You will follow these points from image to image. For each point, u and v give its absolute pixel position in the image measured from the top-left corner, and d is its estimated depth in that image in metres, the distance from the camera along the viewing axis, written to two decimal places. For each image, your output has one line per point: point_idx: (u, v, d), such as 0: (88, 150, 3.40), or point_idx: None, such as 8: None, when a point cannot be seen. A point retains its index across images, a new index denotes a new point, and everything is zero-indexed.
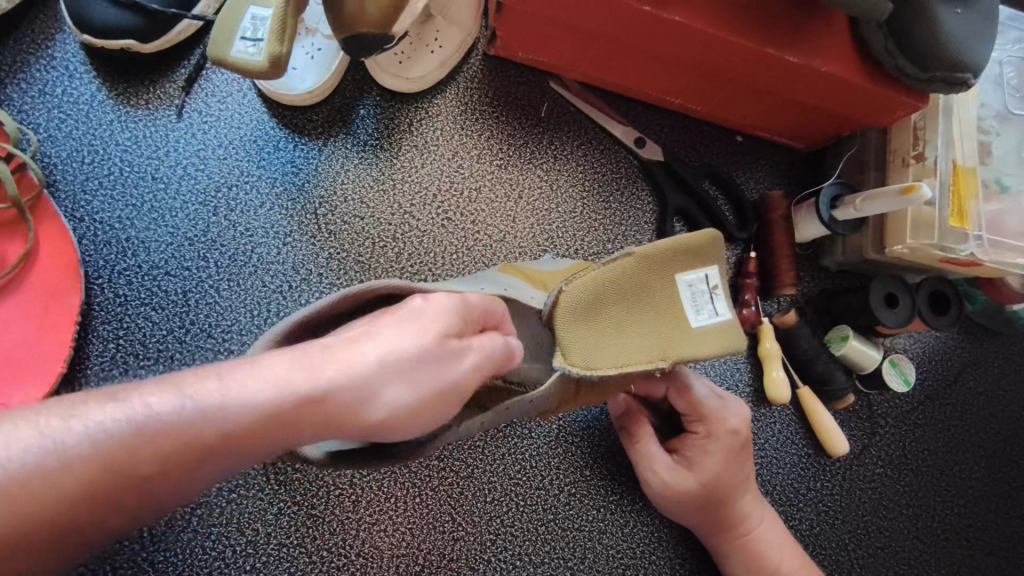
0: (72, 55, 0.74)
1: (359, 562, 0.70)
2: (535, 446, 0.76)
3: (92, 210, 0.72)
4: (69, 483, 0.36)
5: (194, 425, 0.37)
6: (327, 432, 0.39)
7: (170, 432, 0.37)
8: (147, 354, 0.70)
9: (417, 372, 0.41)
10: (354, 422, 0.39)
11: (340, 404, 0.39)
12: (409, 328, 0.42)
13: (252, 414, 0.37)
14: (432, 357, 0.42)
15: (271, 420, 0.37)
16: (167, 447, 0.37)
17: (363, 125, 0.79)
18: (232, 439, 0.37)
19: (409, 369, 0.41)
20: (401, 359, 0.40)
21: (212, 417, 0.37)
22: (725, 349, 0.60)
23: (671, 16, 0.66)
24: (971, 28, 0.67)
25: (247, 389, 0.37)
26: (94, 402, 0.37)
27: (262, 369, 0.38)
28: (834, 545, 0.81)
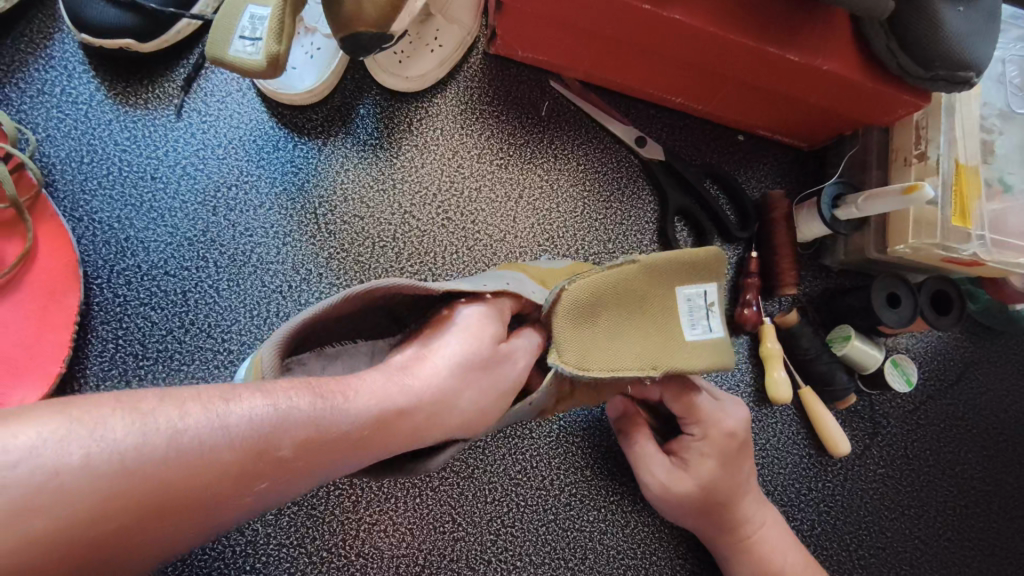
0: (71, 54, 0.74)
1: (360, 562, 0.70)
2: (536, 446, 0.75)
3: (91, 210, 0.72)
4: (225, 460, 0.38)
5: (331, 422, 0.42)
6: (420, 429, 0.47)
7: (312, 427, 0.41)
8: (147, 354, 0.69)
9: (485, 371, 0.52)
10: (442, 419, 0.48)
11: (432, 401, 0.48)
12: (472, 337, 0.53)
13: (373, 410, 0.45)
14: (492, 358, 0.53)
15: (388, 416, 0.45)
16: (304, 441, 0.41)
17: (363, 125, 0.79)
18: (352, 436, 0.43)
19: (478, 368, 0.51)
20: (474, 359, 0.51)
21: (346, 415, 0.43)
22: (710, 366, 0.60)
23: (672, 15, 0.65)
24: (974, 27, 0.66)
25: (371, 393, 0.45)
26: (250, 394, 0.41)
27: (378, 381, 0.46)
28: (836, 546, 0.81)
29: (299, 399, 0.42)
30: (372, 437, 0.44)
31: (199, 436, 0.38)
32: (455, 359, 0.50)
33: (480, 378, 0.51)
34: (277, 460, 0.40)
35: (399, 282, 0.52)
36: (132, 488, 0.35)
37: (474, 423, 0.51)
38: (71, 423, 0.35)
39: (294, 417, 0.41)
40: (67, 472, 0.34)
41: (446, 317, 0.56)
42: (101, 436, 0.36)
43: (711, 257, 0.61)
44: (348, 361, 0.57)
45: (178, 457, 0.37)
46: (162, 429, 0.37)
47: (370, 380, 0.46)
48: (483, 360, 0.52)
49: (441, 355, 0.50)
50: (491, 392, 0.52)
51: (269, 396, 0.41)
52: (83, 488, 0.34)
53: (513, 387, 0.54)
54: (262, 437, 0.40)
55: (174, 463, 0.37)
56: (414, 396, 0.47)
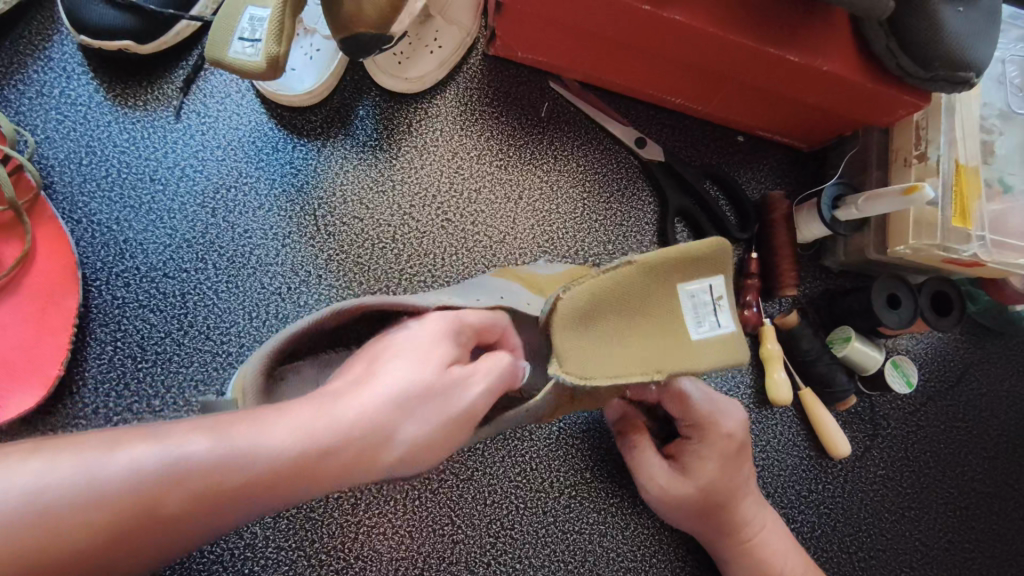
0: (70, 56, 0.74)
1: (358, 565, 0.70)
2: (535, 448, 0.75)
3: (89, 212, 0.72)
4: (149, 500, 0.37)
5: (234, 467, 0.38)
6: (356, 468, 0.42)
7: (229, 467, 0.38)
8: (145, 357, 0.69)
9: (428, 404, 0.45)
10: (382, 454, 0.43)
11: (367, 436, 0.42)
12: (422, 358, 0.47)
13: (292, 451, 0.40)
14: (439, 388, 0.46)
15: (309, 457, 0.40)
16: (208, 486, 0.38)
17: (363, 126, 0.79)
18: (265, 479, 0.39)
19: (420, 400, 0.45)
20: (416, 390, 0.45)
21: (263, 455, 0.39)
22: (719, 364, 0.59)
23: (672, 15, 0.65)
24: (975, 27, 0.66)
25: (288, 428, 0.40)
26: (192, 428, 0.39)
27: (303, 415, 0.41)
28: (836, 548, 0.81)
29: (218, 437, 0.39)
30: (288, 479, 0.40)
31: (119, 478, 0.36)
32: (393, 391, 0.44)
33: (425, 409, 0.45)
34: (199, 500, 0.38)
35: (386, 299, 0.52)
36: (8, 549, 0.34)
37: (421, 458, 0.45)
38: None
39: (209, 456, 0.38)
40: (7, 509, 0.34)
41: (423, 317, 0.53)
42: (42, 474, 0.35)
43: (710, 250, 0.58)
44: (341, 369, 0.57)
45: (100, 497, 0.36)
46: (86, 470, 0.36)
47: (294, 414, 0.41)
48: (428, 390, 0.45)
49: (379, 385, 0.44)
50: (439, 423, 0.45)
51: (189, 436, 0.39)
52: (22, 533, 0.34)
53: (472, 415, 0.47)
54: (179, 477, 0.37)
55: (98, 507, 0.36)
56: (337, 433, 0.41)
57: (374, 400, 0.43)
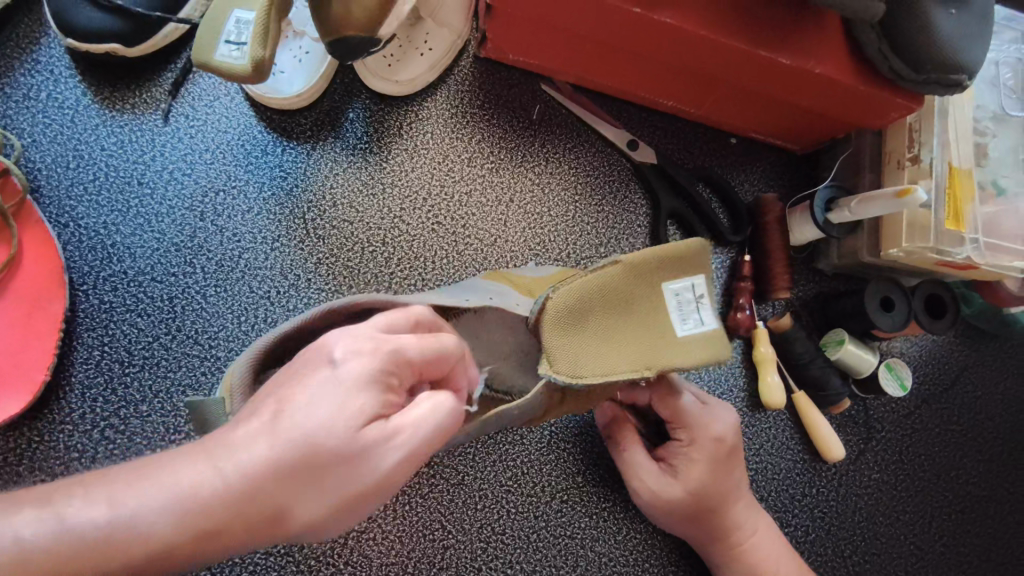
0: (57, 59, 0.74)
1: (348, 571, 0.69)
2: (526, 452, 0.75)
3: (77, 215, 0.71)
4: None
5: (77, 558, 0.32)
6: (245, 541, 0.35)
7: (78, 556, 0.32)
8: (132, 361, 0.69)
9: (324, 476, 0.36)
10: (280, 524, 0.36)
11: (255, 507, 0.35)
12: (330, 409, 0.36)
13: (162, 526, 0.33)
14: (344, 453, 0.36)
15: (183, 534, 0.33)
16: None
17: (353, 129, 0.78)
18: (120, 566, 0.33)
19: (314, 470, 0.36)
20: (314, 457, 0.36)
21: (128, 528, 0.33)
22: (706, 361, 0.59)
23: (663, 18, 0.65)
24: (966, 29, 0.66)
25: (151, 503, 0.33)
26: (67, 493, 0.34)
27: (185, 474, 0.34)
28: (831, 552, 0.80)
29: (78, 508, 0.33)
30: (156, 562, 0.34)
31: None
32: (283, 458, 0.35)
33: (324, 479, 0.36)
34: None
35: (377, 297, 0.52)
36: None
37: (328, 525, 0.38)
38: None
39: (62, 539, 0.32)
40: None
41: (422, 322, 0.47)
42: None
43: (690, 249, 0.60)
44: None
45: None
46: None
47: (174, 474, 0.34)
48: (331, 458, 0.36)
49: (271, 445, 0.35)
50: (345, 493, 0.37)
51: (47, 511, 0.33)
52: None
53: (391, 483, 0.38)
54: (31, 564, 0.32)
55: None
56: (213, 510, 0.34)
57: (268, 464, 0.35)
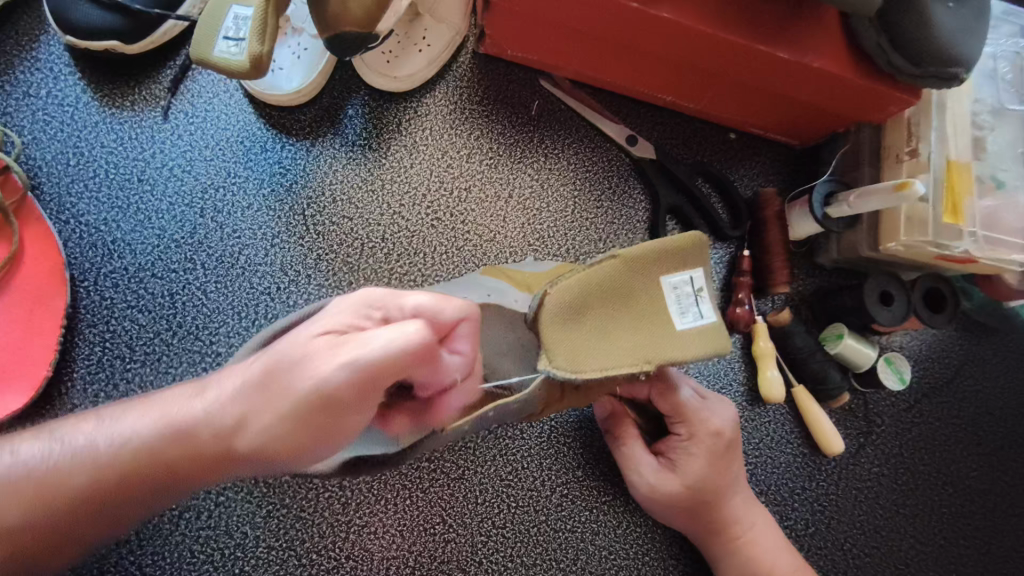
0: (57, 56, 0.74)
1: (349, 564, 0.69)
2: (526, 446, 0.75)
3: (77, 212, 0.71)
4: (111, 464, 0.51)
5: (159, 433, 0.49)
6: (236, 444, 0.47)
7: (153, 437, 0.49)
8: (134, 358, 0.69)
9: (278, 383, 0.44)
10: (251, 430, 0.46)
11: (234, 414, 0.46)
12: (302, 328, 0.45)
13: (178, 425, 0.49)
14: (290, 370, 0.43)
15: (190, 427, 0.48)
16: (145, 449, 0.50)
17: (352, 125, 0.78)
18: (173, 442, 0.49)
19: (273, 378, 0.44)
20: (274, 367, 0.44)
21: (172, 421, 0.49)
22: (705, 354, 0.59)
23: (659, 12, 0.65)
24: (964, 23, 0.66)
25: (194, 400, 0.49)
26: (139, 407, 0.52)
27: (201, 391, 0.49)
28: (830, 545, 0.80)
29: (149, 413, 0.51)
30: (187, 442, 0.48)
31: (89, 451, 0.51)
32: (254, 367, 0.46)
33: (282, 387, 0.44)
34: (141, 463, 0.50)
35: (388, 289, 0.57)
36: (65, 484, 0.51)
37: (294, 437, 0.44)
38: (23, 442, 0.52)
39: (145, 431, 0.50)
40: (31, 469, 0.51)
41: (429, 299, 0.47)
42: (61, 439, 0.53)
43: (688, 243, 0.60)
44: None
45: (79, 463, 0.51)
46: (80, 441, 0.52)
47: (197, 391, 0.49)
48: (282, 374, 0.44)
49: (252, 363, 0.47)
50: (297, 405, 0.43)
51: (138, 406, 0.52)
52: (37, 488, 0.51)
53: (339, 394, 0.42)
54: (131, 447, 0.50)
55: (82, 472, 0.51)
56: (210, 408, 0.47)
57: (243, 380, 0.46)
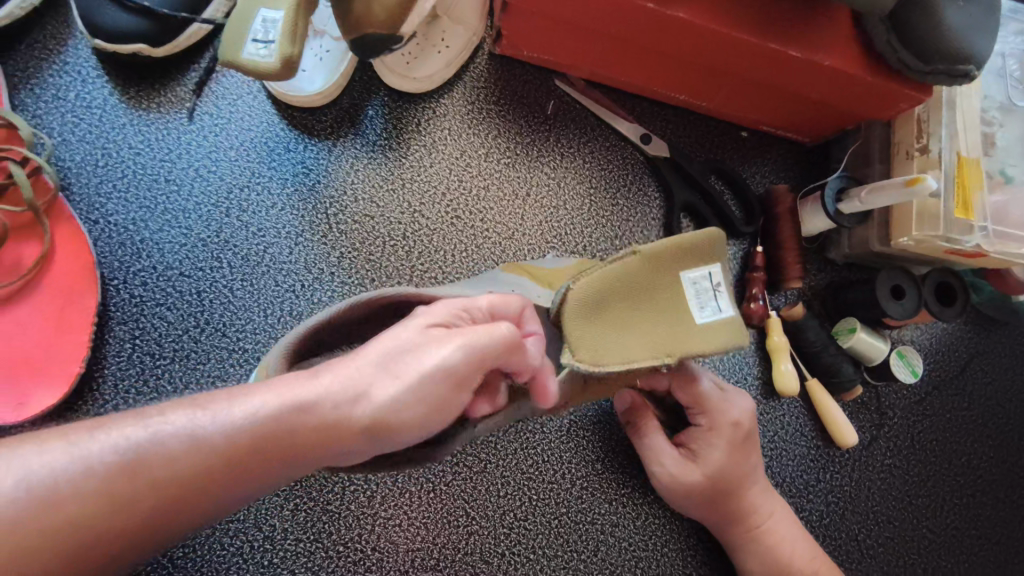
0: (84, 59, 0.75)
1: (375, 556, 0.71)
2: (547, 439, 0.76)
3: (107, 212, 0.73)
4: (160, 477, 0.40)
5: (227, 428, 0.41)
6: (312, 441, 0.42)
7: (193, 446, 0.40)
8: (163, 354, 0.70)
9: (397, 365, 0.43)
10: (338, 428, 0.42)
11: (336, 403, 0.42)
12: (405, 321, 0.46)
13: (248, 431, 0.41)
14: (415, 351, 0.44)
15: (272, 430, 0.41)
16: (225, 453, 0.41)
17: (372, 125, 0.80)
18: (256, 438, 0.41)
19: (395, 361, 0.44)
20: (400, 347, 0.44)
21: (222, 429, 0.41)
22: (721, 346, 0.59)
23: (676, 13, 0.66)
24: (974, 22, 0.67)
25: (281, 387, 0.42)
26: (168, 407, 0.42)
27: (263, 391, 0.42)
28: (845, 536, 0.82)
29: (176, 418, 0.41)
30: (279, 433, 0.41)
31: (70, 480, 0.38)
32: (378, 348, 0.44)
33: (400, 369, 0.43)
34: (173, 485, 0.40)
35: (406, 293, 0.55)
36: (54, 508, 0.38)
37: (402, 425, 0.43)
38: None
39: (181, 439, 0.40)
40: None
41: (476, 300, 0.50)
42: (19, 467, 0.38)
43: (708, 238, 0.61)
44: None
45: (58, 504, 0.38)
46: (73, 456, 0.39)
47: (256, 393, 0.42)
48: (406, 352, 0.44)
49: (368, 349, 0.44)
50: (415, 390, 0.43)
51: (146, 420, 0.41)
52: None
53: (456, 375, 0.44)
54: (173, 461, 0.40)
55: (34, 517, 0.37)
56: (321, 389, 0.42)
57: (339, 365, 0.44)
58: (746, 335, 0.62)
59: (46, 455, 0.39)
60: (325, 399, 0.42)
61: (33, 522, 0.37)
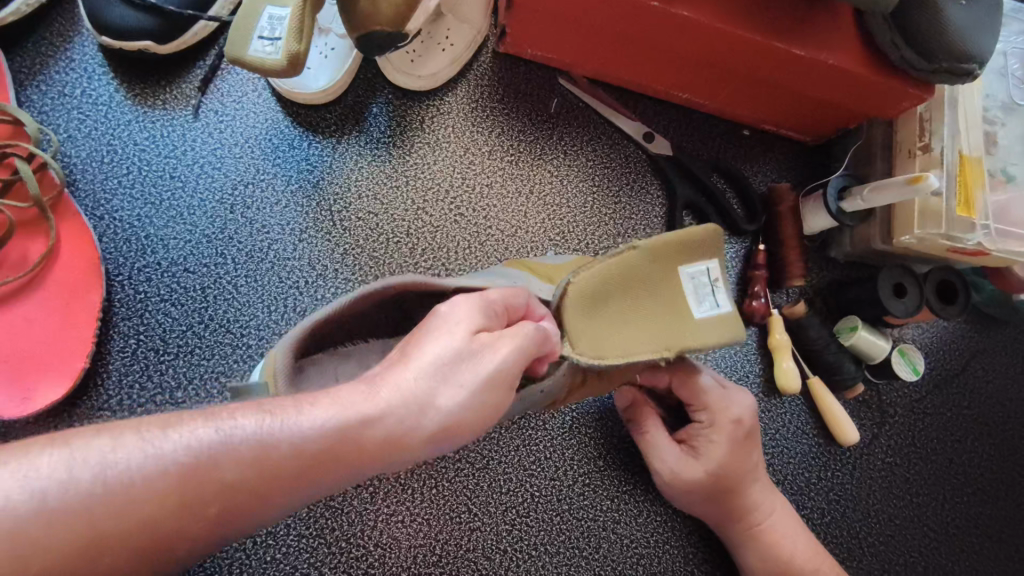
0: (90, 57, 0.76)
1: (377, 552, 0.71)
2: (549, 436, 0.77)
3: (112, 208, 0.73)
4: (224, 483, 0.37)
5: (285, 437, 0.38)
6: (376, 452, 0.40)
7: (261, 453, 0.38)
8: (167, 350, 0.71)
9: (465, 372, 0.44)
10: (407, 438, 0.41)
11: (402, 414, 0.41)
12: (443, 330, 0.44)
13: (314, 441, 0.39)
14: (471, 360, 0.44)
15: (341, 440, 0.39)
16: (286, 463, 0.38)
17: (376, 123, 0.80)
18: (326, 448, 0.39)
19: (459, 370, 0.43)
20: (459, 356, 0.44)
21: (288, 439, 0.38)
22: (720, 340, 0.61)
23: (681, 12, 0.67)
24: (977, 20, 0.68)
25: (343, 400, 0.40)
26: (238, 409, 0.39)
27: (320, 407, 0.40)
28: (845, 533, 0.82)
29: (246, 421, 0.39)
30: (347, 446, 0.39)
31: (143, 476, 0.36)
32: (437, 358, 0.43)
33: (466, 379, 0.43)
34: (236, 491, 0.37)
35: (410, 280, 0.54)
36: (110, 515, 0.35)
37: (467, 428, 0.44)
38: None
39: (249, 444, 0.38)
40: (39, 509, 0.34)
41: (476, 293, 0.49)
42: (99, 461, 0.36)
43: (706, 234, 0.62)
44: (360, 359, 0.58)
45: (120, 505, 0.35)
46: (145, 451, 0.37)
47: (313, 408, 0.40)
48: (461, 362, 0.44)
49: (419, 360, 0.43)
50: (478, 394, 0.44)
51: (216, 422, 0.39)
52: (26, 536, 0.33)
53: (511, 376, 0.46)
54: (239, 466, 0.37)
55: (85, 522, 0.34)
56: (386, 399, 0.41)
57: (394, 376, 0.42)
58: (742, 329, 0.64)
59: (121, 449, 0.37)
60: (391, 410, 0.41)
61: (81, 527, 0.34)
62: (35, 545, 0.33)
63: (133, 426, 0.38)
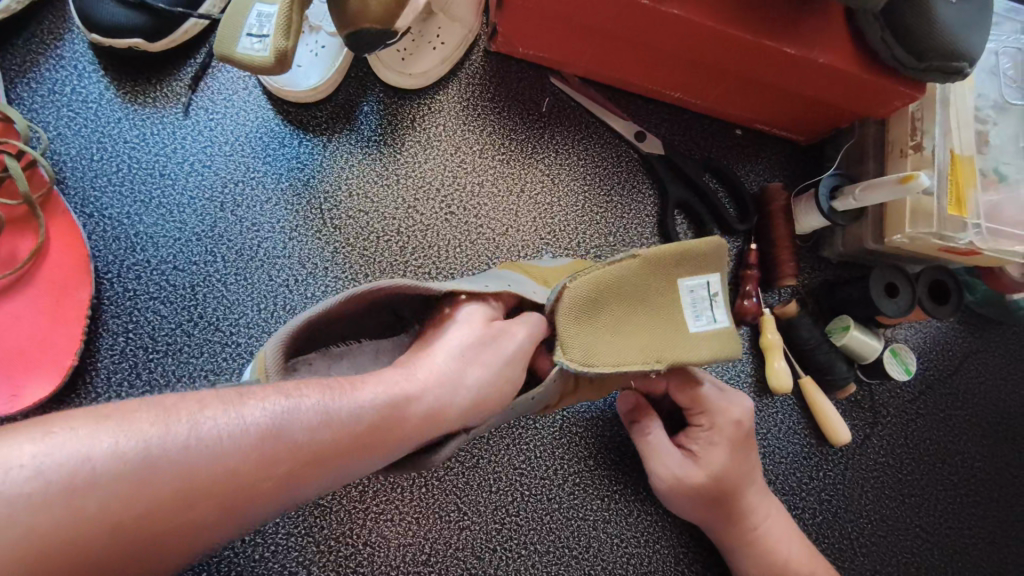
0: (81, 54, 0.76)
1: (366, 551, 0.71)
2: (539, 436, 0.77)
3: (101, 206, 0.73)
4: (308, 445, 0.41)
5: (345, 409, 0.43)
6: (414, 427, 0.46)
7: (328, 422, 0.42)
8: (156, 348, 0.71)
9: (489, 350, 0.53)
10: (444, 413, 0.48)
11: (441, 390, 0.48)
12: (466, 324, 0.54)
13: (373, 410, 0.44)
14: (490, 340, 0.54)
15: (395, 414, 0.45)
16: (356, 431, 0.43)
17: (367, 121, 0.80)
18: (382, 414, 0.44)
19: (484, 350, 0.53)
20: (485, 337, 0.54)
21: (351, 409, 0.43)
22: (713, 355, 0.62)
23: (671, 9, 0.67)
24: (967, 19, 0.68)
25: (389, 381, 0.47)
26: (299, 388, 0.43)
27: (373, 386, 0.45)
28: (837, 534, 0.81)
29: (310, 394, 0.43)
30: (391, 422, 0.45)
31: (231, 437, 0.39)
32: (461, 342, 0.52)
33: (491, 359, 0.53)
34: (300, 458, 0.40)
35: (402, 283, 0.54)
36: (218, 469, 0.38)
37: (490, 404, 0.52)
38: (104, 429, 0.36)
39: (316, 413, 0.42)
40: (146, 448, 0.36)
41: (446, 314, 0.56)
42: (192, 421, 0.38)
43: (712, 248, 0.64)
44: (353, 360, 0.60)
45: (221, 466, 0.38)
46: (229, 420, 0.39)
47: (366, 387, 0.45)
48: (483, 343, 0.53)
49: (446, 347, 0.52)
50: (502, 370, 0.53)
51: (285, 393, 0.42)
52: (86, 509, 0.34)
53: (523, 355, 0.56)
54: (314, 434, 0.41)
55: (186, 475, 0.37)
56: (424, 380, 0.48)
57: (426, 359, 0.50)
58: (737, 346, 0.65)
59: (207, 414, 0.39)
60: (429, 389, 0.48)
61: (179, 478, 0.36)
62: (101, 508, 0.34)
63: (183, 399, 0.40)
